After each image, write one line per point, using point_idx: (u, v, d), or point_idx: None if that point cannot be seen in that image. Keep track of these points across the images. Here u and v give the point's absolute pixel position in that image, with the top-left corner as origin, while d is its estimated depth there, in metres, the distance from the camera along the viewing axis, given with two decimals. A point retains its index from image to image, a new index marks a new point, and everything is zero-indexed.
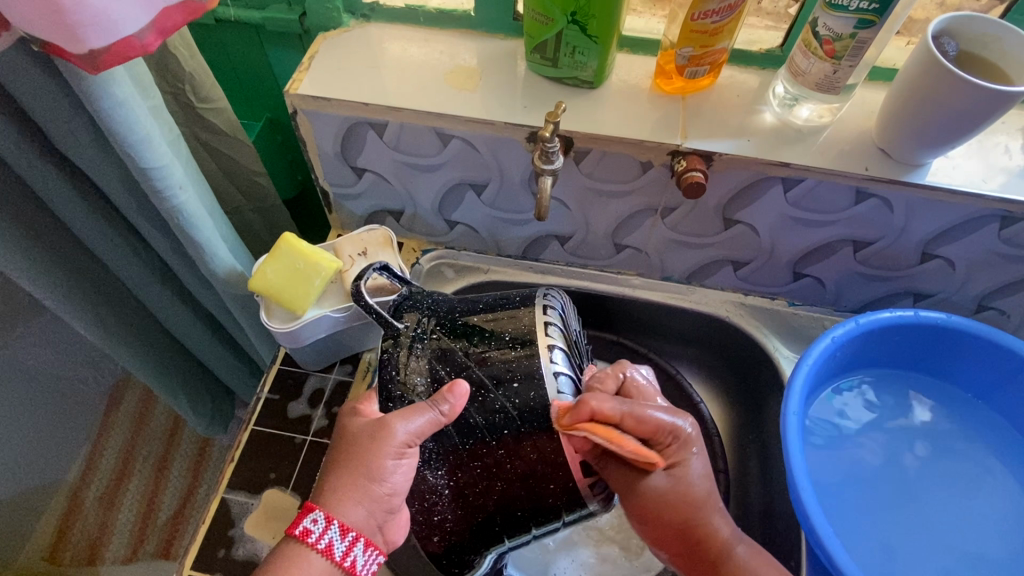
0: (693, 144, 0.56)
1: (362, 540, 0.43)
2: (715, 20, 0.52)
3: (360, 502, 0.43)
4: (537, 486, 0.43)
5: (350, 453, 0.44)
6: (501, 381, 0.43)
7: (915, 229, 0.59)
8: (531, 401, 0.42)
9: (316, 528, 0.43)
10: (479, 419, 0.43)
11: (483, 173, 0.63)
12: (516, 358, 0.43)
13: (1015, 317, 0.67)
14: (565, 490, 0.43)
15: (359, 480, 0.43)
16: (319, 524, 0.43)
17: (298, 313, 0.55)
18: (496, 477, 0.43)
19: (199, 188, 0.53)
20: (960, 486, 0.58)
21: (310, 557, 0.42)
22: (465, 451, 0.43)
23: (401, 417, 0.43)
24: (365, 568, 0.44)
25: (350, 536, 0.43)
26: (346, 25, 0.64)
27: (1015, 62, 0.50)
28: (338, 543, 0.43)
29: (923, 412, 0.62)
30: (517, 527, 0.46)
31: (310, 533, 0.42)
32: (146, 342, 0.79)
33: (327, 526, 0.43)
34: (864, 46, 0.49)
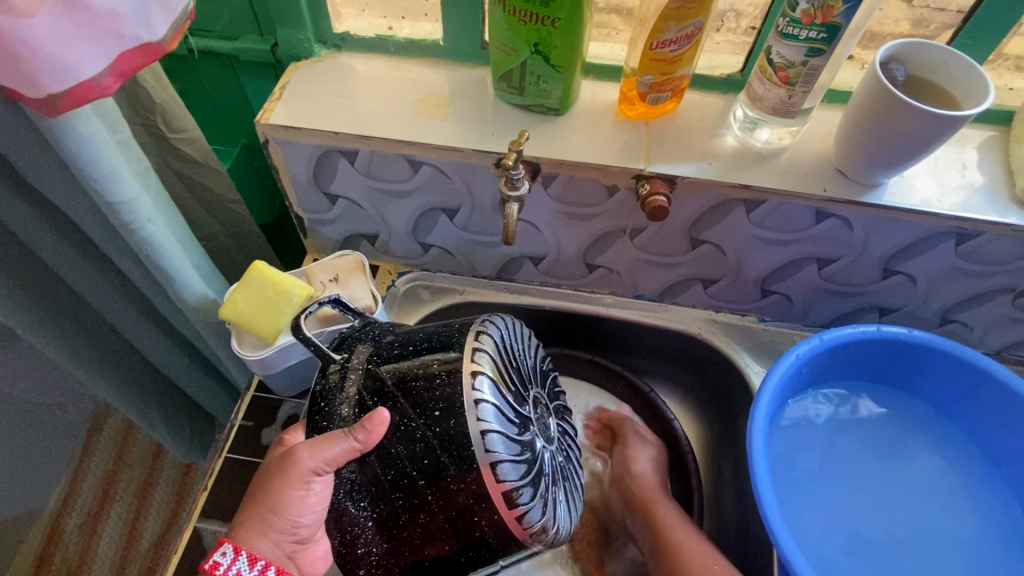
0: (657, 168, 0.58)
1: (273, 568, 0.47)
2: (673, 49, 0.54)
3: (270, 534, 0.47)
4: (462, 519, 0.41)
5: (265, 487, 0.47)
6: (423, 410, 0.41)
7: (875, 247, 0.61)
8: (451, 431, 0.40)
9: (224, 560, 0.45)
10: (399, 449, 0.41)
11: (455, 198, 0.64)
12: (439, 386, 0.41)
13: (978, 328, 0.69)
14: (493, 522, 0.41)
15: (265, 514, 0.47)
16: (227, 556, 0.45)
17: (268, 340, 0.56)
18: (419, 508, 0.41)
19: (169, 218, 0.54)
20: (920, 501, 0.59)
21: None
22: (388, 481, 0.42)
23: (309, 448, 0.44)
24: None
25: (260, 565, 0.46)
26: (317, 55, 0.65)
27: (961, 86, 0.52)
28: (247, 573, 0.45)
29: (888, 426, 0.63)
30: (449, 560, 0.44)
31: (218, 566, 0.44)
32: (124, 372, 0.79)
33: (235, 558, 0.45)
34: (816, 73, 0.51)
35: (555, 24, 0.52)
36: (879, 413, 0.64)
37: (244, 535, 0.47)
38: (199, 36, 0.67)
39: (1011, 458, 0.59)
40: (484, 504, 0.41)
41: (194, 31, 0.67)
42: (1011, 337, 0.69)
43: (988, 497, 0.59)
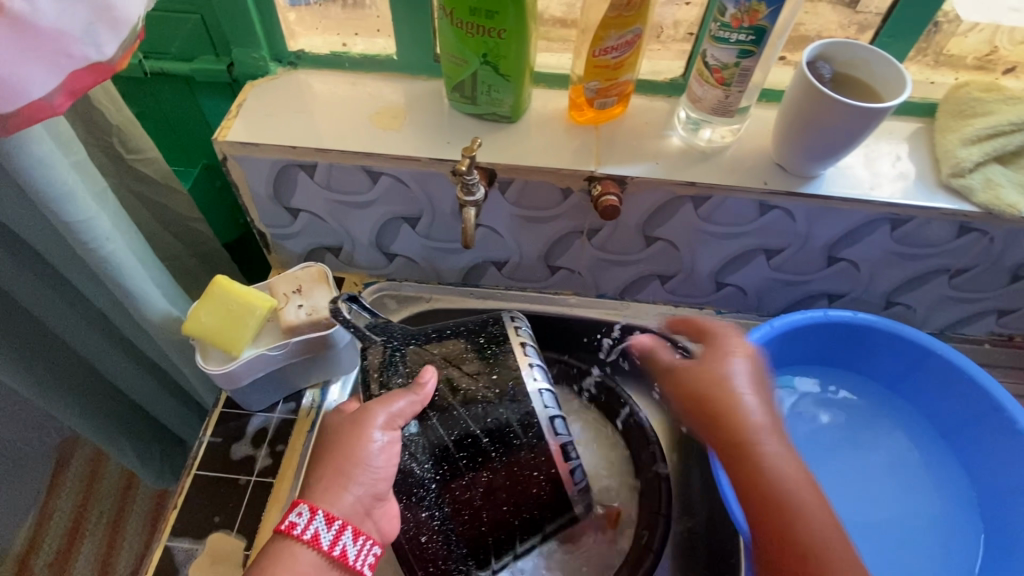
0: (607, 169, 0.61)
1: (348, 530, 0.47)
2: (615, 55, 0.57)
3: (351, 488, 0.48)
4: (522, 478, 0.48)
5: (332, 444, 0.50)
6: (479, 375, 0.50)
7: (817, 236, 0.64)
8: (509, 390, 0.48)
9: (301, 520, 0.46)
10: (463, 412, 0.48)
11: (415, 207, 0.66)
12: (492, 356, 0.50)
13: (920, 309, 0.73)
14: (549, 479, 0.48)
15: (341, 467, 0.48)
16: (304, 516, 0.46)
17: (232, 354, 0.56)
18: (482, 467, 0.48)
19: (129, 237, 0.54)
20: (877, 474, 0.62)
21: (299, 548, 0.46)
22: (454, 444, 0.48)
23: (380, 404, 0.49)
24: (358, 558, 0.47)
25: (336, 525, 0.46)
26: (273, 73, 0.67)
27: (882, 81, 0.55)
28: (324, 532, 0.46)
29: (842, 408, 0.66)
30: (503, 528, 0.50)
31: (295, 526, 0.46)
32: (100, 403, 0.79)
33: (312, 516, 0.46)
34: (749, 73, 0.54)
35: (501, 35, 0.54)
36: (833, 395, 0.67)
37: (319, 494, 0.48)
38: (155, 58, 0.68)
39: (954, 428, 0.63)
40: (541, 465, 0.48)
41: (150, 54, 0.68)
42: (952, 316, 0.74)
43: (934, 467, 0.63)
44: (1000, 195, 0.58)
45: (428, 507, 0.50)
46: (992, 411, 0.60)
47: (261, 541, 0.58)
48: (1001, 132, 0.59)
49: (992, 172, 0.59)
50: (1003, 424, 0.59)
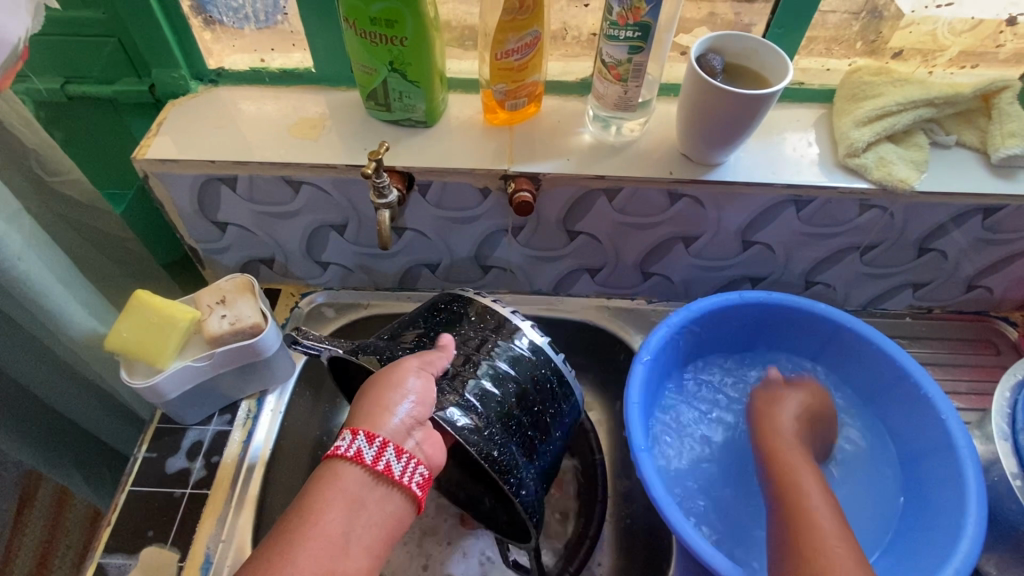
0: (520, 166, 0.62)
1: (391, 446, 0.46)
2: (517, 58, 0.59)
3: (396, 412, 0.48)
4: (538, 387, 0.57)
5: (364, 392, 0.50)
6: (464, 324, 0.59)
7: (729, 220, 0.67)
8: (494, 323, 0.60)
9: (344, 442, 0.46)
10: (464, 345, 0.57)
11: (340, 214, 0.67)
12: (464, 308, 0.61)
13: (840, 287, 0.76)
14: (553, 384, 0.59)
15: (382, 395, 0.49)
16: (346, 438, 0.46)
17: (157, 366, 0.57)
18: (510, 385, 0.55)
19: (46, 257, 0.55)
20: None
21: (345, 468, 0.46)
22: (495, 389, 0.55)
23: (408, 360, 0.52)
24: (409, 476, 0.46)
25: (377, 442, 0.46)
26: (194, 91, 0.68)
27: (770, 69, 0.58)
28: (367, 449, 0.46)
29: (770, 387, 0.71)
30: (540, 436, 0.56)
31: (339, 448, 0.46)
32: (47, 435, 0.80)
33: (354, 437, 0.46)
34: (642, 69, 0.57)
35: (405, 42, 0.56)
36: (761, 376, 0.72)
37: (361, 420, 0.48)
38: (77, 82, 0.69)
39: (871, 398, 0.68)
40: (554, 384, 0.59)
41: (72, 79, 0.69)
42: (871, 292, 0.77)
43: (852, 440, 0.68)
44: (892, 171, 0.62)
45: (508, 454, 0.51)
46: (899, 378, 0.64)
47: (195, 551, 0.58)
48: (890, 111, 0.63)
49: (883, 151, 0.63)
50: (909, 391, 0.63)
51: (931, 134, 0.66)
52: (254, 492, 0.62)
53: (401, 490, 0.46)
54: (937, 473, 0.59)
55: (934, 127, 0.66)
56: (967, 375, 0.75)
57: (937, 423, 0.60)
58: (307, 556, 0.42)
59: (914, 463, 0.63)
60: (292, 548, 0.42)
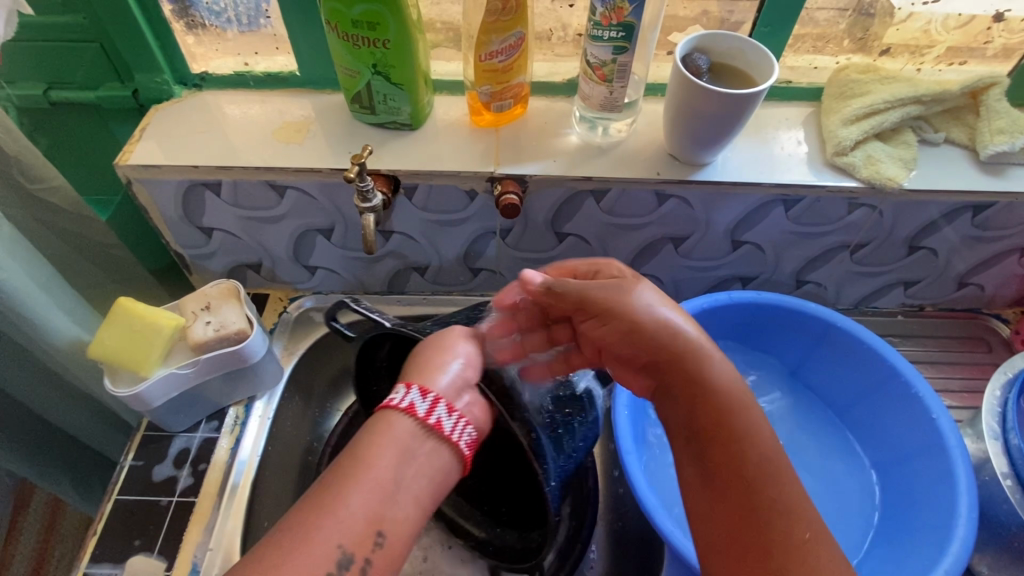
0: (506, 169, 0.62)
1: (442, 401, 0.48)
2: (501, 59, 0.58)
3: (448, 371, 0.50)
4: (570, 393, 0.56)
5: (412, 357, 0.53)
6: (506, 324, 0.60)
7: (718, 221, 0.66)
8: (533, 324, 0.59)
9: (398, 394, 0.48)
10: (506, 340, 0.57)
11: (326, 218, 0.67)
12: None
13: (831, 286, 0.76)
14: (583, 394, 0.57)
15: (432, 359, 0.51)
16: (400, 390, 0.49)
17: (141, 374, 0.57)
18: (545, 384, 0.54)
19: (26, 265, 0.54)
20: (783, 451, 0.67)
21: (396, 417, 0.47)
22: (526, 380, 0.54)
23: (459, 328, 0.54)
24: (458, 435, 0.48)
25: (431, 396, 0.48)
26: (178, 95, 0.68)
27: (756, 68, 0.58)
28: (420, 402, 0.48)
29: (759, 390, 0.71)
30: (572, 434, 0.53)
31: (393, 399, 0.48)
32: (37, 444, 0.80)
33: (408, 391, 0.48)
34: (627, 69, 0.56)
35: (387, 45, 0.56)
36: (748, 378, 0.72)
37: (414, 376, 0.50)
38: (59, 88, 0.68)
39: (858, 398, 0.67)
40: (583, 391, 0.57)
41: (54, 85, 0.68)
42: (862, 290, 0.76)
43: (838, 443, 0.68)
44: (880, 170, 0.61)
45: (542, 437, 0.49)
46: (889, 377, 0.64)
47: (182, 560, 0.58)
48: (877, 110, 0.62)
49: (871, 149, 0.62)
50: (898, 391, 0.63)
51: (919, 132, 0.65)
52: (242, 499, 0.62)
53: (447, 445, 0.47)
54: (927, 473, 0.59)
55: (922, 124, 0.65)
56: (959, 373, 0.74)
57: (926, 423, 0.60)
58: (355, 500, 0.42)
59: (902, 463, 0.62)
60: (343, 489, 0.43)
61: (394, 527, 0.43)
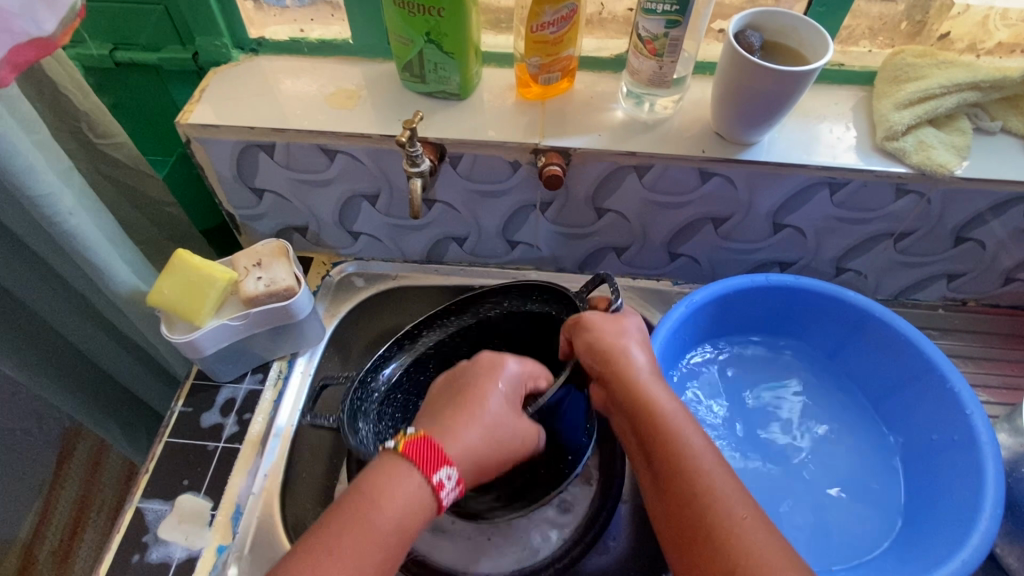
0: (551, 141, 0.63)
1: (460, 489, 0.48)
2: (553, 31, 0.59)
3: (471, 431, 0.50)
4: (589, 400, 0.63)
5: (457, 403, 0.52)
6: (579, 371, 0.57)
7: (760, 203, 0.66)
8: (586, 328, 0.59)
9: (448, 481, 0.47)
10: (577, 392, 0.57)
11: (373, 184, 0.69)
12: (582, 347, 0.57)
13: (871, 275, 0.75)
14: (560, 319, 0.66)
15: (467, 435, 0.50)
16: (452, 478, 0.47)
17: (196, 324, 0.59)
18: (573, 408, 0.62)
19: (94, 213, 0.58)
20: (814, 430, 0.65)
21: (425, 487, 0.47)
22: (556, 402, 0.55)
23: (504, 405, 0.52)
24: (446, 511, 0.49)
25: (460, 485, 0.48)
26: (235, 59, 0.70)
27: (809, 47, 0.57)
28: (448, 484, 0.47)
29: (788, 376, 0.70)
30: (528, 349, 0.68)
31: (443, 484, 0.47)
32: (89, 392, 0.84)
33: (455, 484, 0.48)
34: (679, 44, 0.56)
35: (441, 14, 0.57)
36: (774, 368, 0.70)
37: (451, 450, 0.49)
38: (124, 49, 0.71)
39: (887, 391, 0.67)
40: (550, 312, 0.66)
41: (120, 46, 0.71)
42: (903, 281, 0.75)
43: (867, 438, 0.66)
44: (932, 156, 0.60)
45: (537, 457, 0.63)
46: (923, 372, 0.63)
47: (227, 502, 0.61)
48: (933, 94, 0.61)
49: (924, 135, 0.61)
50: (934, 383, 0.62)
51: (974, 120, 0.64)
52: (282, 450, 0.65)
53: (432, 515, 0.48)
54: (951, 468, 0.59)
55: (978, 112, 0.64)
56: (998, 369, 0.73)
57: (958, 419, 0.59)
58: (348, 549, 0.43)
59: (930, 458, 0.61)
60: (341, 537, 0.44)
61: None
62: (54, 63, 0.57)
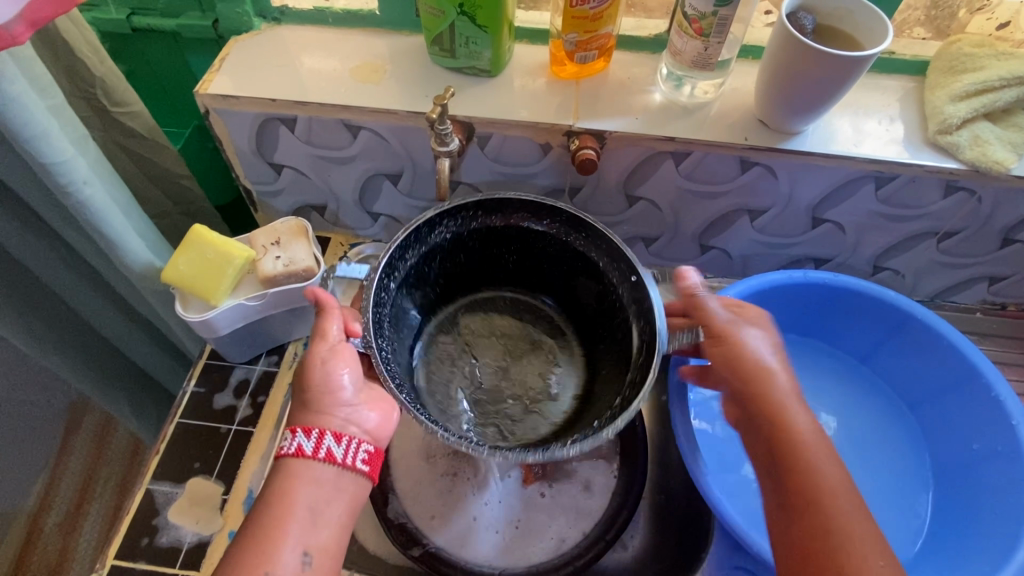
0: (586, 123, 0.60)
1: (330, 434, 0.46)
2: (593, 6, 0.56)
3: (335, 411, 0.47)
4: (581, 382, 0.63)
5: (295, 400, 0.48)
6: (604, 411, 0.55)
7: (801, 195, 0.63)
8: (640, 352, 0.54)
9: (306, 442, 0.45)
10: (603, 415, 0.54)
11: (396, 163, 0.66)
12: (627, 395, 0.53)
13: (909, 275, 0.72)
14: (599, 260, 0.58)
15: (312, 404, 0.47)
16: (304, 438, 0.45)
17: (211, 303, 0.57)
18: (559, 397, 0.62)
19: (109, 184, 0.55)
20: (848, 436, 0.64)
21: (301, 466, 0.45)
22: (623, 392, 0.53)
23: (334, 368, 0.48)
24: (353, 456, 0.46)
25: (315, 433, 0.45)
26: (257, 28, 0.67)
27: (865, 32, 0.54)
28: (306, 443, 0.45)
29: (816, 364, 0.69)
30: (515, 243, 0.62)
31: (304, 448, 0.45)
32: (102, 366, 0.83)
33: (319, 437, 0.45)
34: (728, 23, 0.53)
35: None
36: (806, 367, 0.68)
37: (302, 417, 0.47)
38: (142, 14, 0.68)
39: (926, 398, 0.64)
40: (571, 241, 0.59)
41: (138, 11, 0.68)
42: (942, 282, 0.72)
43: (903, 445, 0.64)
44: (988, 152, 0.57)
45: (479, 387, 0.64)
46: (967, 379, 0.60)
47: (238, 486, 0.59)
48: (991, 87, 0.58)
49: (979, 129, 0.58)
50: (979, 392, 0.59)
51: None
52: None
53: (354, 473, 0.46)
54: (994, 480, 0.56)
55: None
56: None
57: (1004, 430, 0.56)
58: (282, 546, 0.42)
59: (967, 469, 0.59)
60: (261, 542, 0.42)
61: (320, 546, 0.43)
62: (70, 25, 0.54)
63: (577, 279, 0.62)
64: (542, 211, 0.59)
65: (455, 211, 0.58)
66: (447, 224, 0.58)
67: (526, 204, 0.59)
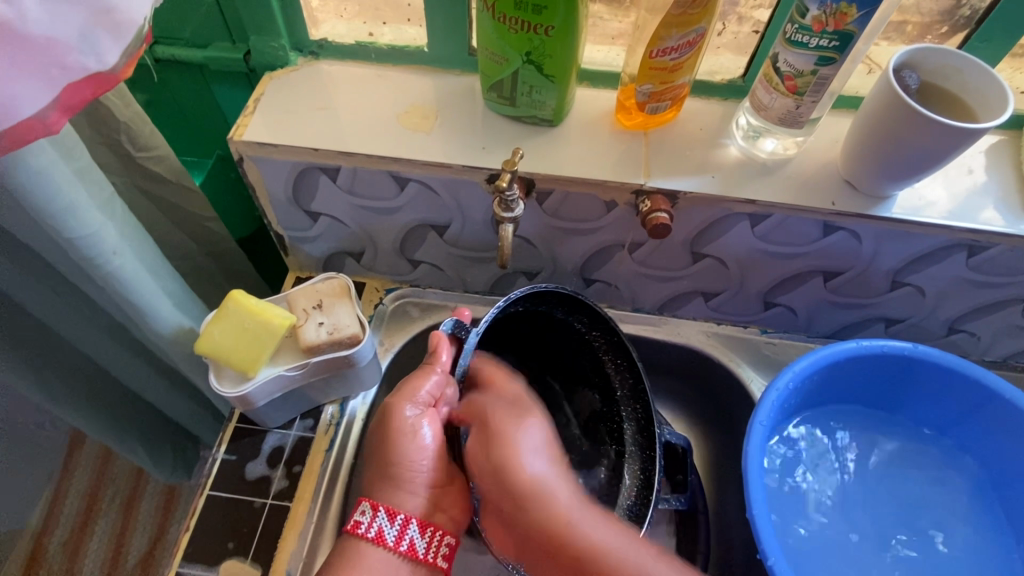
0: (658, 182, 0.55)
1: (414, 522, 0.50)
2: (674, 57, 0.50)
3: (418, 493, 0.51)
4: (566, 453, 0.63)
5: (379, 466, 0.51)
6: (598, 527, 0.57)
7: (884, 258, 0.58)
8: (641, 478, 0.57)
9: (391, 529, 0.49)
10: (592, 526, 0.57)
11: (444, 214, 0.61)
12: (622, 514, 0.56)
13: (985, 337, 0.67)
14: (626, 376, 0.59)
15: (400, 485, 0.50)
16: (388, 521, 0.49)
17: (248, 374, 0.52)
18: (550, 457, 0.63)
19: (139, 248, 0.50)
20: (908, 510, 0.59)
21: (379, 553, 0.49)
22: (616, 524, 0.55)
23: (408, 441, 0.50)
24: (432, 548, 0.50)
25: (399, 520, 0.50)
26: (293, 63, 0.61)
27: (977, 94, 0.49)
28: (389, 528, 0.49)
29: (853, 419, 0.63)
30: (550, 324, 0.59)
31: (385, 535, 0.49)
32: (110, 407, 0.77)
33: (407, 525, 0.50)
34: (827, 83, 0.48)
35: (548, 32, 0.48)
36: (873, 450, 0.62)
37: (382, 495, 0.50)
38: (165, 44, 0.62)
39: (1005, 481, 0.59)
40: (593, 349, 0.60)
41: (161, 40, 0.63)
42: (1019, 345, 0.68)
43: (981, 543, 0.58)
44: None
45: None
46: None
47: (275, 570, 0.55)
48: None
49: None
50: None
51: None
52: (336, 505, 0.59)
53: (427, 564, 0.50)
54: None
55: None
56: None
57: None
58: None
59: None
60: None
61: None
62: None
63: (582, 386, 0.63)
64: (595, 323, 0.58)
65: (536, 294, 0.55)
66: (522, 300, 0.54)
67: (590, 311, 0.57)
